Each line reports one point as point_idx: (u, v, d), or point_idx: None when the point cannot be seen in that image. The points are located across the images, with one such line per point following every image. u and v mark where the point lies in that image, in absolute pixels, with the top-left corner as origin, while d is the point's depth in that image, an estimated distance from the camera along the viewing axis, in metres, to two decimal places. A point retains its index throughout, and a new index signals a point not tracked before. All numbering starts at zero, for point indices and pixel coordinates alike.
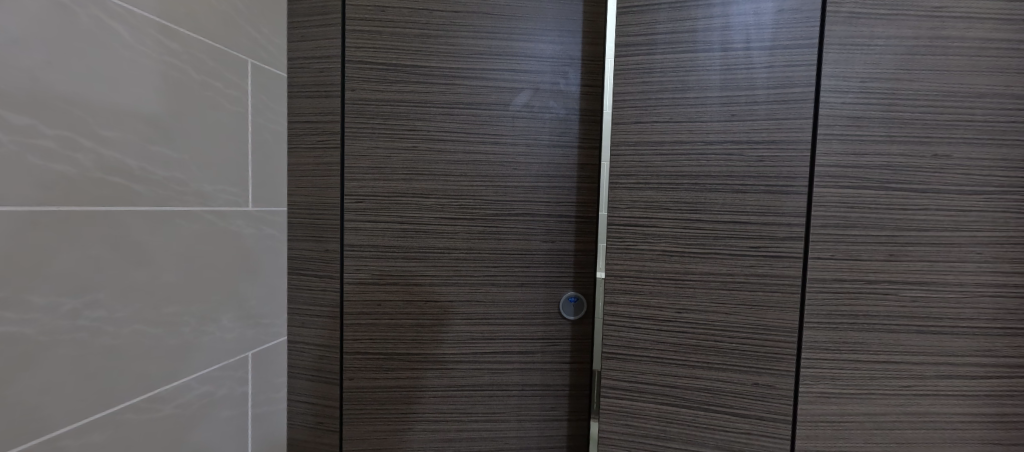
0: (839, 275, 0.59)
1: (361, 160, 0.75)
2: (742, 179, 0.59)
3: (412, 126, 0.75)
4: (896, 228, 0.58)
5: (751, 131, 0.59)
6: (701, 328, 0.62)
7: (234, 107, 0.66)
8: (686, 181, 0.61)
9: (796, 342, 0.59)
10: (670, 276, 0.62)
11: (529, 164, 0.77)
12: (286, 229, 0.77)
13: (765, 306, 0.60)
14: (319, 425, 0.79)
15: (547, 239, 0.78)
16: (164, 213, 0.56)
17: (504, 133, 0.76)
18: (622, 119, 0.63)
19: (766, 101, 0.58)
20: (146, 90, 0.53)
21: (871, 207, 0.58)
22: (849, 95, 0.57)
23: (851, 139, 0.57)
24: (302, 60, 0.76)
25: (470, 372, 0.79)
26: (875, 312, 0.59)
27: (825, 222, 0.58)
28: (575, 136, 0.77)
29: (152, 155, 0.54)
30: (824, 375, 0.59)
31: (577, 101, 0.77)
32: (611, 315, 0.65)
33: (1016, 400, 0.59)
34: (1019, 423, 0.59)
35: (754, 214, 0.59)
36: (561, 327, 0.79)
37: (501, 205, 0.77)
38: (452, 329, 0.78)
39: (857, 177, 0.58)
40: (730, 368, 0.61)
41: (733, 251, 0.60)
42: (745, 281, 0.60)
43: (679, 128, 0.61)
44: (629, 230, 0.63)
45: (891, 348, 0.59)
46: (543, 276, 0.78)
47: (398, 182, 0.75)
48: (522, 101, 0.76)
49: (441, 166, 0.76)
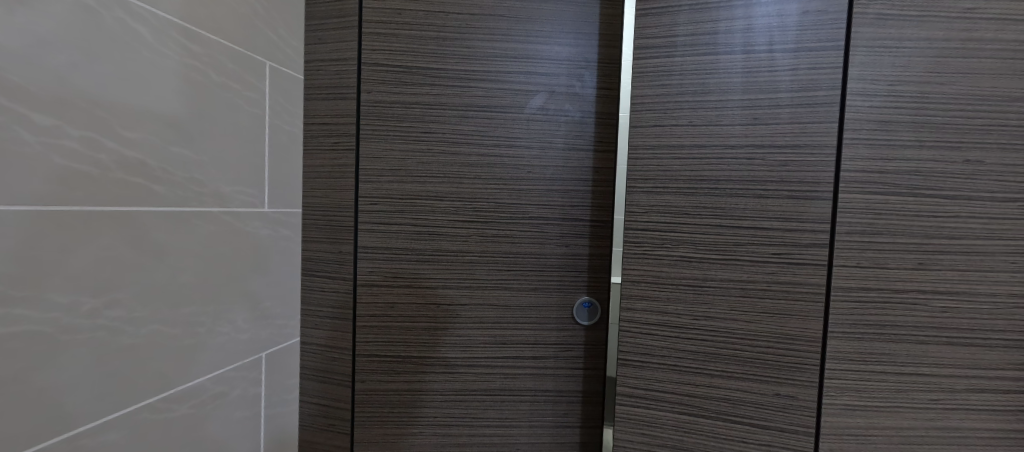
0: (865, 283, 0.57)
1: (376, 162, 0.75)
2: (764, 184, 0.58)
3: (427, 129, 0.75)
4: (925, 236, 0.56)
5: (773, 135, 0.58)
6: (720, 335, 0.60)
7: (252, 109, 0.66)
8: (706, 185, 0.60)
9: (820, 352, 0.58)
10: (689, 282, 0.61)
11: (544, 167, 0.76)
12: (299, 230, 0.77)
13: (787, 315, 0.58)
14: (330, 427, 0.79)
15: (561, 243, 0.77)
16: (182, 213, 0.56)
17: (519, 136, 0.76)
18: (640, 122, 0.63)
19: (789, 105, 0.57)
20: (167, 91, 0.53)
21: (899, 213, 0.56)
22: (877, 98, 0.55)
23: (879, 143, 0.56)
24: (319, 63, 0.76)
25: (482, 376, 0.78)
26: (903, 322, 0.57)
27: (851, 229, 0.57)
28: (590, 139, 0.77)
29: (171, 156, 0.54)
30: (848, 387, 0.58)
31: (592, 103, 0.76)
32: (627, 321, 0.63)
33: None
34: None
35: (776, 220, 0.58)
36: (575, 332, 0.78)
37: (515, 208, 0.76)
38: (464, 333, 0.77)
39: (884, 182, 0.56)
40: (750, 378, 0.60)
41: (754, 257, 0.59)
42: (766, 288, 0.59)
43: (699, 131, 0.60)
44: (647, 235, 0.62)
45: (919, 360, 0.57)
46: (557, 280, 0.77)
47: (413, 184, 0.75)
48: (537, 103, 0.76)
49: (456, 169, 0.75)
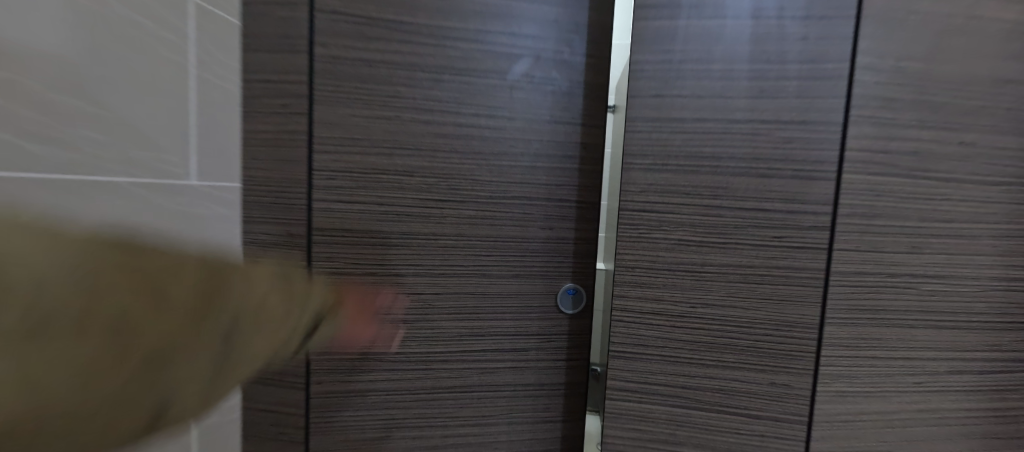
0: (862, 268, 0.55)
1: (335, 130, 0.64)
2: (769, 163, 0.54)
3: (395, 93, 0.65)
4: (920, 219, 0.55)
5: (779, 110, 0.54)
6: (718, 323, 0.57)
7: (173, 56, 0.53)
8: (708, 163, 0.55)
9: (817, 338, 0.56)
10: (687, 268, 0.57)
11: (528, 142, 0.69)
12: (239, 208, 0.65)
13: (786, 301, 0.55)
14: (280, 435, 0.69)
15: (545, 226, 0.71)
16: (81, 182, 0.43)
17: (500, 106, 0.68)
18: (638, 92, 0.57)
19: (797, 78, 0.53)
20: (50, 18, 0.40)
21: (897, 196, 0.54)
22: (882, 74, 0.53)
23: (882, 122, 0.53)
24: (260, 6, 0.63)
25: (457, 372, 0.71)
26: (895, 306, 0.56)
27: (851, 212, 0.54)
28: (577, 113, 0.70)
29: (61, 107, 0.41)
30: (841, 373, 0.56)
31: (581, 73, 0.69)
32: (620, 311, 0.58)
33: (1018, 394, 0.58)
34: (1017, 416, 0.59)
35: (779, 201, 0.55)
36: (558, 322, 0.73)
37: (495, 187, 0.68)
38: (437, 325, 0.69)
39: (885, 163, 0.54)
40: (746, 367, 0.57)
41: (754, 240, 0.55)
42: (766, 273, 0.56)
43: (702, 103, 0.55)
44: (644, 216, 0.57)
45: (907, 344, 0.57)
46: (540, 266, 0.71)
47: (378, 157, 0.65)
48: (521, 69, 0.68)
49: (428, 141, 0.66)
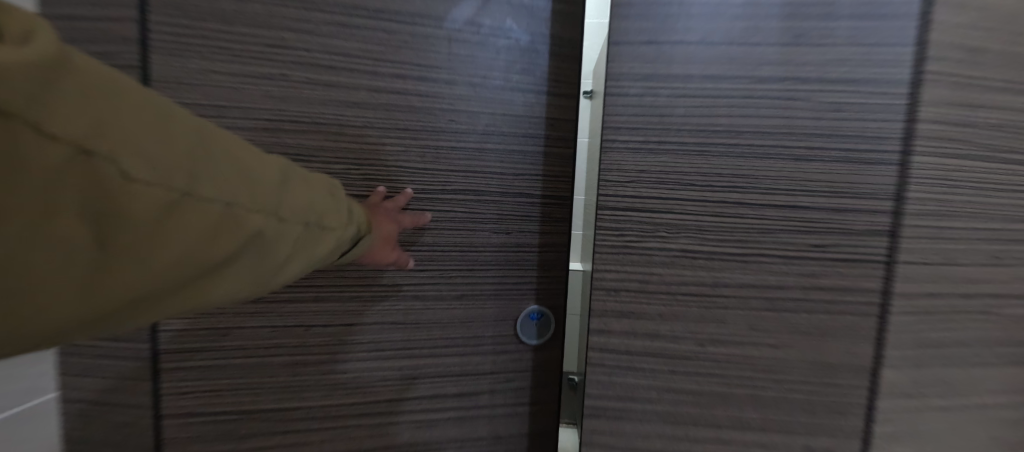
0: (936, 289, 0.39)
1: (190, 95, 0.45)
2: (808, 139, 0.38)
3: (280, 43, 0.46)
4: (1007, 218, 0.40)
5: (823, 62, 0.37)
6: (734, 369, 0.40)
7: None
8: (720, 140, 0.38)
9: (872, 389, 0.39)
10: (692, 291, 0.40)
11: (472, 115, 0.52)
12: None
13: (829, 336, 0.39)
14: None
15: (498, 228, 0.53)
16: None
17: (433, 65, 0.50)
18: (623, 35, 0.39)
19: (847, 16, 0.37)
20: None
21: (980, 186, 0.39)
22: (967, 12, 0.37)
23: (966, 81, 0.37)
24: None
25: (383, 427, 0.53)
26: (971, 339, 0.41)
27: (925, 210, 0.38)
28: (539, 78, 0.53)
29: None
30: (901, 434, 0.40)
31: (543, 25, 0.53)
32: (597, 352, 0.41)
33: None
34: None
35: (822, 194, 0.38)
36: (518, 354, 0.56)
37: (429, 175, 0.51)
38: (350, 367, 0.51)
39: (968, 140, 0.38)
40: (774, 429, 0.40)
41: (787, 251, 0.39)
42: (803, 298, 0.39)
43: (713, 53, 0.38)
44: (629, 216, 0.40)
45: (982, 388, 0.42)
46: (491, 282, 0.54)
47: (259, 133, 0.47)
48: (462, 16, 0.50)
49: (333, 110, 0.48)
